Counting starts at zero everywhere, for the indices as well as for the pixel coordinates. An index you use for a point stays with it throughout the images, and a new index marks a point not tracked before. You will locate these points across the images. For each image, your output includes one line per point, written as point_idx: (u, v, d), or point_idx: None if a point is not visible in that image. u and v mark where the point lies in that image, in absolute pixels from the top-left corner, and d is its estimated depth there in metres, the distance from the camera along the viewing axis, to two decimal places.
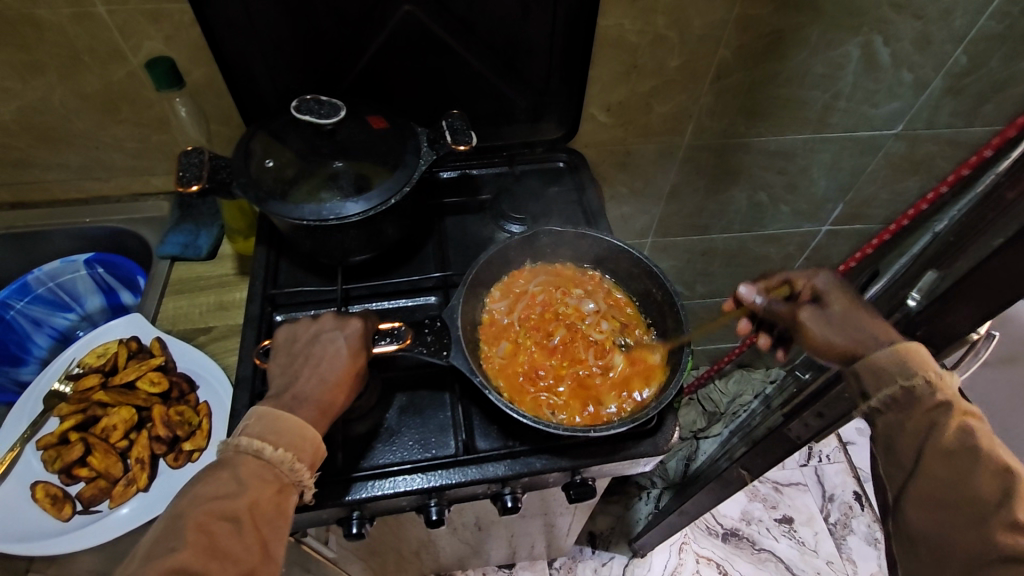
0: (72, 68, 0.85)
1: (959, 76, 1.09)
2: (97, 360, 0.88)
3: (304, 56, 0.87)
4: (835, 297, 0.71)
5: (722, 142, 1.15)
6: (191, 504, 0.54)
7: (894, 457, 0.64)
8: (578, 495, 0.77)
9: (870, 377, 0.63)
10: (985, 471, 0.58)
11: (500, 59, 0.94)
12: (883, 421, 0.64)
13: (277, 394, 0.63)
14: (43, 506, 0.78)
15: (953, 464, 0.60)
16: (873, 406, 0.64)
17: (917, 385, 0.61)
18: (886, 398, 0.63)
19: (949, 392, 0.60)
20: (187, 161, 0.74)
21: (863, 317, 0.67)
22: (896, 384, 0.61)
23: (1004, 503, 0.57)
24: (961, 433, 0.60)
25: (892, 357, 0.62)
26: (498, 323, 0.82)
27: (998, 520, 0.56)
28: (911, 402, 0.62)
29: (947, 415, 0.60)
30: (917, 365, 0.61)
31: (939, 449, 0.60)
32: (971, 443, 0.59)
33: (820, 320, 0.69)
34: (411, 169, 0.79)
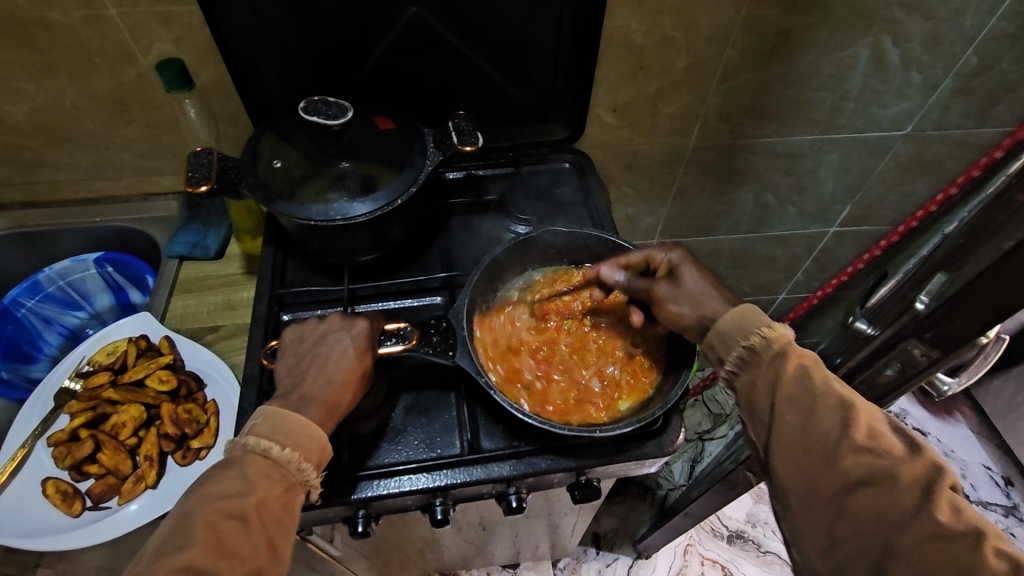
0: (83, 69, 0.86)
1: (970, 76, 1.08)
2: (107, 358, 0.88)
3: (311, 57, 0.88)
4: (686, 270, 0.75)
5: (728, 143, 1.15)
6: (200, 502, 0.55)
7: (755, 413, 0.65)
8: (583, 497, 0.76)
9: (720, 343, 0.68)
10: (824, 408, 0.60)
11: (506, 60, 0.94)
12: (741, 384, 0.66)
13: (284, 394, 0.64)
14: (54, 502, 0.79)
15: (800, 408, 0.61)
16: (729, 371, 0.67)
17: (754, 343, 0.66)
18: (736, 358, 0.66)
19: (786, 342, 0.65)
20: (197, 161, 0.75)
21: (709, 287, 0.73)
22: (738, 346, 0.66)
23: (844, 433, 0.59)
24: (800, 374, 0.63)
25: (732, 320, 0.68)
26: (520, 317, 0.84)
27: (844, 448, 0.58)
28: (755, 359, 0.65)
29: (785, 364, 0.63)
30: (752, 325, 0.67)
31: (784, 394, 0.62)
32: (809, 384, 0.62)
33: (670, 295, 0.74)
34: (417, 169, 0.79)
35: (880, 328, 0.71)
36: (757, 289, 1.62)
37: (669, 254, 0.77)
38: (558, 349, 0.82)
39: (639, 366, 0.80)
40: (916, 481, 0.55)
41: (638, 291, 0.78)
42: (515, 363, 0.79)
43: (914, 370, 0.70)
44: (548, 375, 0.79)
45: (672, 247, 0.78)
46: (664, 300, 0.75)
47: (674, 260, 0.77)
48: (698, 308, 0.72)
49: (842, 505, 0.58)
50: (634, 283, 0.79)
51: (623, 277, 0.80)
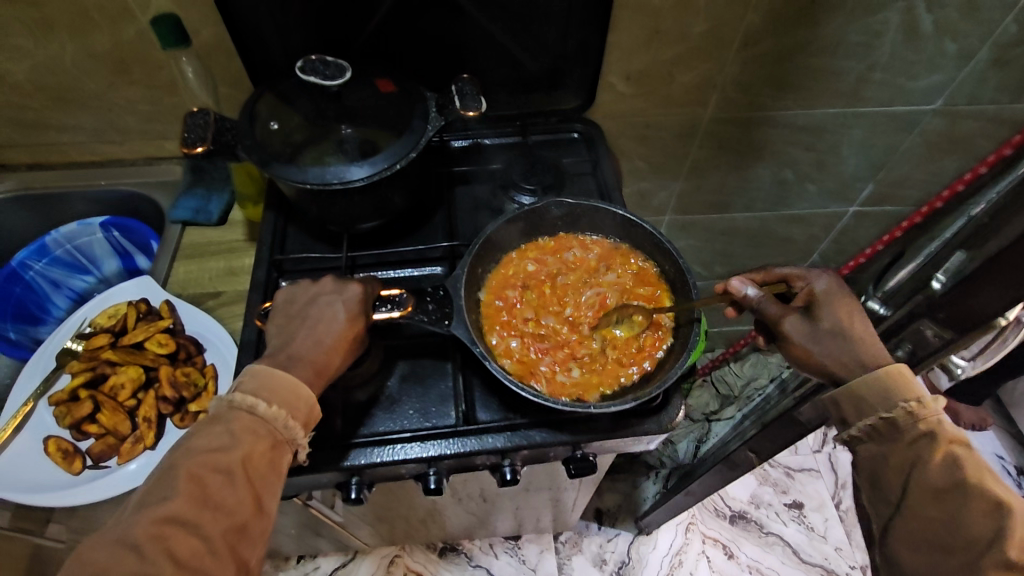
0: (82, 25, 0.84)
1: (1009, 46, 1.01)
2: (109, 321, 0.89)
3: (313, 17, 0.85)
4: (830, 307, 0.66)
5: (745, 115, 1.10)
6: (184, 456, 0.54)
7: (881, 489, 0.62)
8: (578, 471, 0.75)
9: (850, 406, 0.62)
10: (974, 510, 0.55)
11: (515, 22, 0.90)
12: (865, 451, 0.63)
13: (273, 351, 0.63)
14: (54, 460, 0.81)
15: (942, 503, 0.57)
16: (853, 434, 0.63)
17: (896, 417, 0.59)
18: (867, 428, 0.61)
19: (935, 421, 0.58)
20: (193, 122, 0.72)
21: (854, 330, 0.64)
22: (876, 416, 0.60)
23: (995, 542, 0.53)
24: (947, 465, 0.57)
25: (877, 382, 0.60)
26: (502, 292, 0.80)
27: (991, 560, 0.53)
28: (893, 433, 0.60)
29: (931, 448, 0.58)
30: (901, 392, 0.59)
31: (926, 486, 0.57)
32: (958, 477, 0.56)
33: (803, 333, 0.65)
34: (418, 134, 0.76)
35: (896, 307, 0.68)
36: None
37: (813, 280, 0.69)
38: (543, 324, 0.78)
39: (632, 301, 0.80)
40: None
41: (767, 316, 0.69)
42: (507, 340, 0.76)
43: (926, 351, 0.67)
44: (545, 352, 0.76)
45: (825, 274, 0.69)
46: (794, 336, 0.66)
47: (820, 290, 0.68)
48: (831, 360, 0.63)
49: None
50: (765, 305, 0.69)
51: (756, 292, 0.69)
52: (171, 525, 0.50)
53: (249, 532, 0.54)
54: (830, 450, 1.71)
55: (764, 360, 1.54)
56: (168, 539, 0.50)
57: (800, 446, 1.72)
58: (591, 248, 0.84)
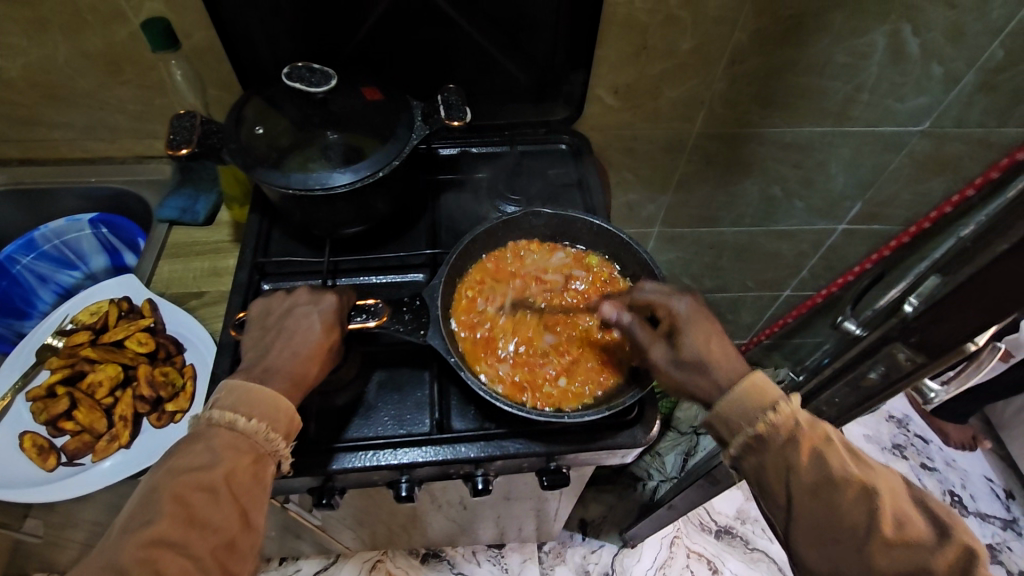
0: (75, 25, 0.85)
1: (994, 71, 1.03)
2: (90, 318, 0.90)
3: (302, 24, 0.86)
4: (691, 334, 0.66)
5: (733, 131, 1.11)
6: (167, 477, 0.54)
7: (766, 496, 0.61)
8: (551, 483, 0.75)
9: (721, 425, 0.62)
10: (847, 499, 0.57)
11: (503, 34, 0.91)
12: (747, 466, 0.61)
13: (249, 365, 0.63)
14: (29, 455, 0.81)
15: (823, 498, 0.57)
16: (733, 454, 0.62)
17: (760, 431, 0.59)
18: (741, 443, 0.60)
19: (793, 424, 0.59)
20: (179, 124, 0.73)
21: (712, 353, 0.64)
22: (745, 433, 0.60)
23: (873, 527, 0.55)
24: (817, 463, 0.58)
25: (735, 400, 0.61)
26: (473, 316, 0.78)
27: (877, 542, 0.55)
28: (762, 445, 0.60)
29: (798, 451, 0.58)
30: (759, 405, 0.60)
31: (802, 486, 0.58)
32: (827, 470, 0.58)
33: (667, 360, 0.66)
34: (402, 142, 0.77)
35: (870, 330, 0.69)
36: (761, 285, 1.58)
37: (676, 303, 0.68)
38: (518, 341, 0.78)
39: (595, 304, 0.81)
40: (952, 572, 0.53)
41: (636, 341, 0.69)
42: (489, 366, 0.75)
43: (899, 373, 0.68)
44: (528, 371, 0.75)
45: (683, 297, 0.68)
46: (659, 363, 0.66)
47: (682, 313, 0.67)
48: (697, 385, 0.64)
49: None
50: (635, 329, 0.69)
51: (630, 317, 0.70)
52: (160, 547, 0.50)
53: (238, 548, 0.55)
54: None
55: None
56: (157, 561, 0.49)
57: None
58: (548, 260, 0.84)
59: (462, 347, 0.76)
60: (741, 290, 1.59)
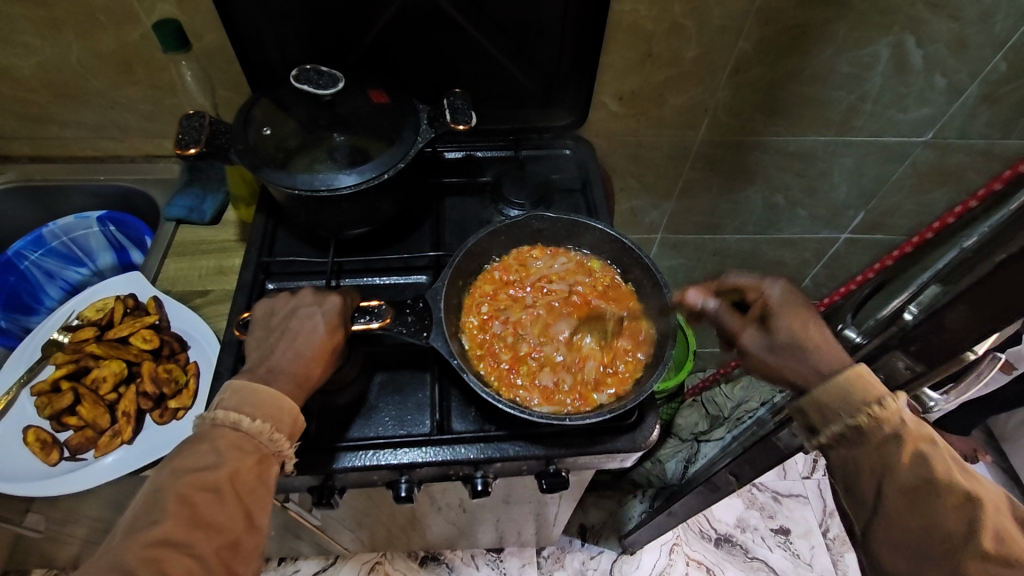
0: (88, 26, 0.86)
1: (998, 83, 1.03)
2: (96, 314, 0.91)
3: (312, 27, 0.87)
4: (784, 318, 0.67)
5: (737, 139, 1.11)
6: (171, 477, 0.54)
7: (856, 492, 0.60)
8: (550, 486, 0.75)
9: (816, 414, 0.61)
10: (946, 506, 0.56)
11: (509, 40, 0.92)
12: (837, 457, 0.61)
13: (253, 366, 0.64)
14: (32, 450, 0.82)
15: (917, 501, 0.57)
16: (823, 442, 0.62)
17: (862, 423, 0.59)
18: (835, 433, 0.60)
19: (898, 423, 0.58)
20: (188, 124, 0.74)
21: (808, 335, 0.65)
22: (843, 422, 0.60)
23: (971, 537, 0.54)
24: (916, 464, 0.57)
25: (837, 389, 0.60)
26: (485, 336, 0.79)
27: (970, 552, 0.54)
28: (860, 437, 0.59)
29: (900, 450, 0.57)
30: (863, 398, 0.59)
31: (899, 487, 0.57)
32: (929, 474, 0.56)
33: (761, 346, 0.67)
34: (407, 145, 0.77)
35: (869, 337, 0.69)
36: None
37: (769, 287, 0.69)
38: (536, 348, 0.78)
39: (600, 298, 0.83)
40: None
41: (726, 328, 0.71)
42: (517, 387, 0.75)
43: (899, 383, 0.68)
44: (552, 384, 0.75)
45: (776, 282, 0.69)
46: (752, 349, 0.68)
47: (774, 297, 0.68)
48: (793, 369, 0.64)
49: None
50: (723, 316, 0.71)
51: (715, 304, 0.72)
52: (164, 547, 0.50)
53: (242, 548, 0.55)
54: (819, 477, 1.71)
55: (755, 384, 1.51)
56: (161, 560, 0.49)
57: (787, 471, 1.71)
58: (548, 268, 0.85)
59: (480, 369, 0.76)
60: None
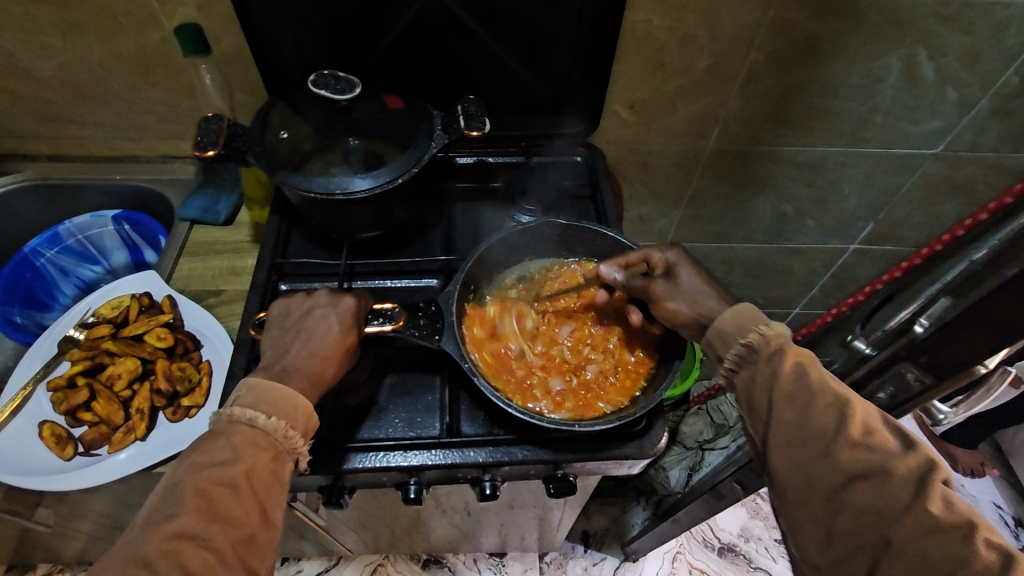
0: (109, 28, 0.88)
1: (1009, 97, 1.03)
2: (111, 311, 0.92)
3: (329, 33, 0.88)
4: (684, 271, 0.74)
5: (747, 148, 1.12)
6: (188, 471, 0.55)
7: (753, 410, 0.62)
8: (557, 491, 0.76)
9: (718, 342, 0.67)
10: (820, 404, 0.57)
11: (523, 48, 0.93)
12: (741, 383, 0.64)
13: (267, 366, 0.64)
14: (47, 444, 0.83)
15: (798, 404, 0.58)
16: (728, 368, 0.65)
17: (752, 341, 0.64)
18: (736, 355, 0.65)
19: (783, 340, 0.63)
20: (206, 126, 0.75)
21: (706, 286, 0.72)
22: (738, 343, 0.65)
23: (841, 428, 0.55)
24: (797, 373, 0.60)
25: (730, 319, 0.67)
26: (498, 345, 0.79)
27: (842, 441, 0.55)
28: (753, 356, 0.64)
29: (782, 360, 0.61)
30: (750, 323, 0.66)
31: (781, 392, 0.59)
32: (807, 380, 0.59)
33: (665, 292, 0.73)
34: (422, 150, 0.78)
35: (878, 348, 0.69)
36: (770, 302, 1.58)
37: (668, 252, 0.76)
38: (547, 359, 0.79)
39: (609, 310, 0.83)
40: (912, 476, 0.52)
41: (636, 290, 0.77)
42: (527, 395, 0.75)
43: (907, 394, 0.69)
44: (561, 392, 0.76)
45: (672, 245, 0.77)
46: (659, 297, 0.74)
47: (672, 258, 0.75)
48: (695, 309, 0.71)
49: (838, 501, 0.54)
50: (632, 281, 0.76)
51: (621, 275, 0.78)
52: (182, 540, 0.51)
53: (257, 543, 0.55)
54: None
55: None
56: (179, 553, 0.50)
57: None
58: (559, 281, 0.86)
59: (493, 377, 0.76)
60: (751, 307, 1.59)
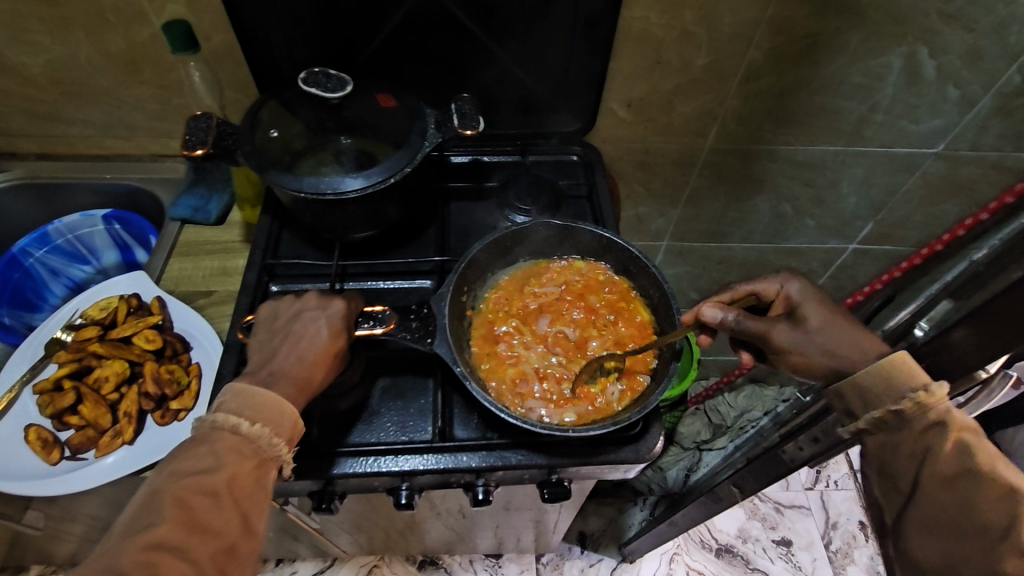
0: (97, 24, 0.86)
1: (1011, 96, 1.02)
2: (99, 313, 0.91)
3: (321, 30, 0.87)
4: (809, 309, 0.69)
5: (746, 147, 1.10)
6: (169, 480, 0.54)
7: (895, 478, 0.60)
8: (552, 495, 0.75)
9: (853, 397, 0.61)
10: (987, 496, 0.55)
11: (518, 45, 0.91)
12: (876, 443, 0.61)
13: (254, 369, 0.63)
14: (33, 448, 0.82)
15: (955, 490, 0.56)
16: (861, 427, 0.61)
17: (905, 408, 0.58)
18: (873, 419, 0.60)
19: (945, 410, 0.57)
20: (195, 125, 0.74)
21: (839, 329, 0.66)
22: (885, 407, 0.59)
23: (1011, 530, 0.53)
24: (960, 455, 0.56)
25: (880, 373, 0.59)
26: (491, 351, 0.78)
27: (1006, 546, 0.53)
28: (901, 424, 0.59)
29: (941, 438, 0.57)
30: (905, 379, 0.58)
31: (937, 473, 0.57)
32: (971, 465, 0.55)
33: (794, 340, 0.67)
34: (414, 150, 0.77)
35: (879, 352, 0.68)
36: None
37: (785, 285, 0.74)
38: (554, 358, 0.78)
39: (573, 281, 0.85)
40: None
41: (751, 332, 0.70)
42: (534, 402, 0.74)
43: None
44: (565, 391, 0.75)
45: (789, 280, 0.74)
46: (788, 345, 0.68)
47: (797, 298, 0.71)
48: (819, 354, 0.66)
49: None
50: (745, 322, 0.71)
51: (734, 315, 0.72)
52: (160, 551, 0.50)
53: (238, 553, 0.54)
54: (822, 489, 1.69)
55: (759, 395, 1.58)
56: (157, 564, 0.49)
57: (791, 482, 1.70)
58: (541, 277, 0.85)
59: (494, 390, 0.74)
60: None
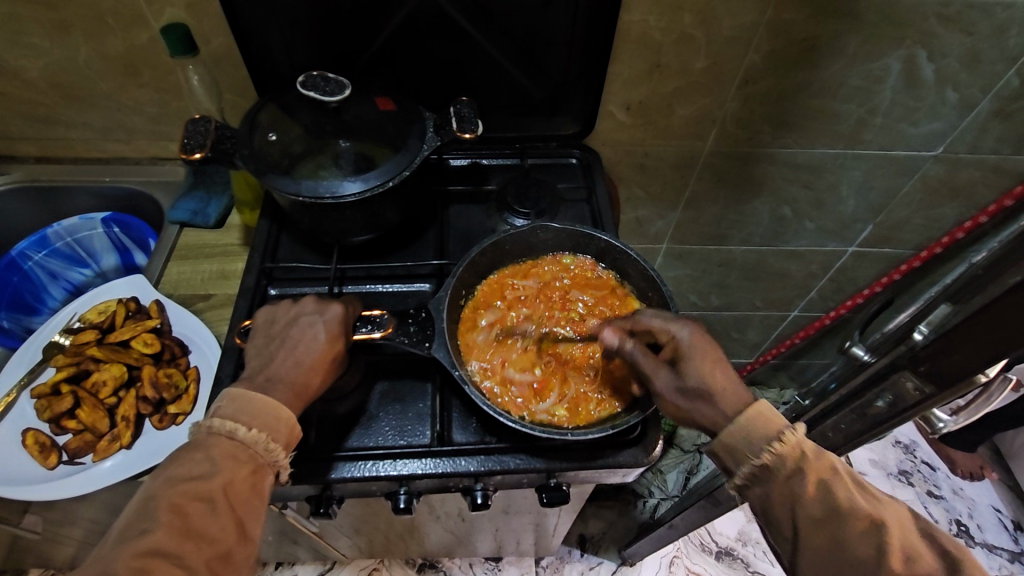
0: (96, 27, 0.86)
1: (1010, 98, 1.02)
2: (98, 317, 0.91)
3: (319, 33, 0.87)
4: (694, 363, 0.65)
5: (745, 151, 1.10)
6: (165, 486, 0.54)
7: (775, 526, 0.61)
8: (550, 500, 0.74)
9: (726, 454, 0.62)
10: (854, 530, 0.57)
11: (517, 48, 0.91)
12: (752, 496, 0.62)
13: (251, 374, 0.63)
14: (31, 452, 0.82)
15: (827, 531, 0.58)
16: (738, 484, 0.62)
17: (767, 460, 0.59)
18: (746, 475, 0.60)
19: (800, 455, 0.59)
20: (194, 129, 0.74)
21: (714, 381, 0.64)
22: (749, 463, 0.60)
23: (882, 559, 0.55)
24: (822, 495, 0.58)
25: (742, 433, 0.61)
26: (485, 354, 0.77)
27: None
28: (766, 475, 0.60)
29: (804, 482, 0.59)
30: (763, 438, 0.60)
31: (809, 518, 0.58)
32: (834, 502, 0.58)
33: (671, 386, 0.65)
34: (413, 153, 0.77)
35: (876, 355, 0.68)
36: (768, 305, 1.56)
37: (676, 329, 0.68)
38: (537, 357, 0.77)
39: (556, 281, 0.84)
40: None
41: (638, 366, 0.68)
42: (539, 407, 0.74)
43: (906, 404, 0.68)
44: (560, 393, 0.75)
45: (683, 323, 0.68)
46: (663, 391, 0.65)
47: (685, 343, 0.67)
48: (700, 411, 0.63)
49: None
50: (636, 356, 0.68)
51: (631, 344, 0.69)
52: (154, 557, 0.49)
53: (233, 559, 0.54)
54: None
55: None
56: (151, 570, 0.49)
57: None
58: (522, 278, 0.84)
59: (493, 394, 0.74)
60: (749, 309, 1.57)
